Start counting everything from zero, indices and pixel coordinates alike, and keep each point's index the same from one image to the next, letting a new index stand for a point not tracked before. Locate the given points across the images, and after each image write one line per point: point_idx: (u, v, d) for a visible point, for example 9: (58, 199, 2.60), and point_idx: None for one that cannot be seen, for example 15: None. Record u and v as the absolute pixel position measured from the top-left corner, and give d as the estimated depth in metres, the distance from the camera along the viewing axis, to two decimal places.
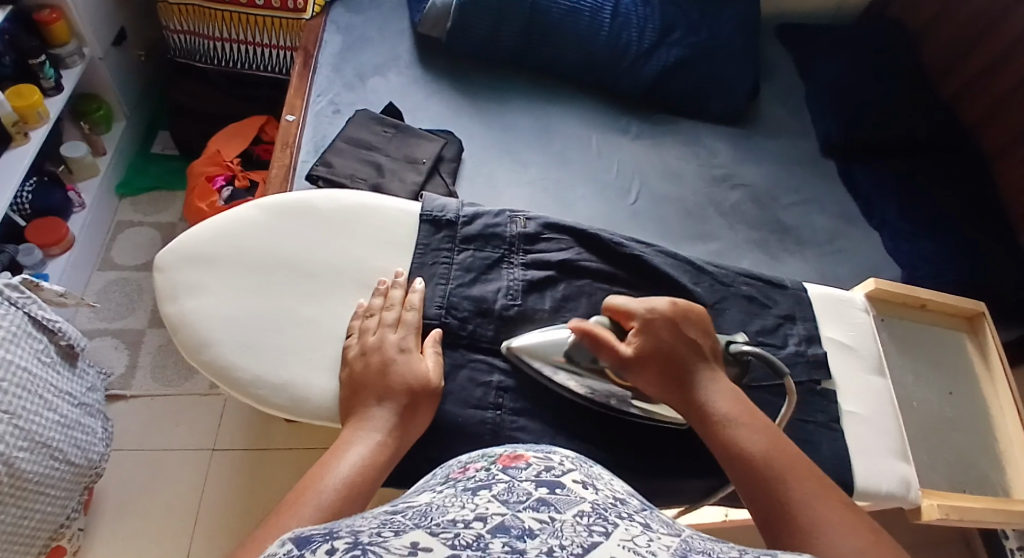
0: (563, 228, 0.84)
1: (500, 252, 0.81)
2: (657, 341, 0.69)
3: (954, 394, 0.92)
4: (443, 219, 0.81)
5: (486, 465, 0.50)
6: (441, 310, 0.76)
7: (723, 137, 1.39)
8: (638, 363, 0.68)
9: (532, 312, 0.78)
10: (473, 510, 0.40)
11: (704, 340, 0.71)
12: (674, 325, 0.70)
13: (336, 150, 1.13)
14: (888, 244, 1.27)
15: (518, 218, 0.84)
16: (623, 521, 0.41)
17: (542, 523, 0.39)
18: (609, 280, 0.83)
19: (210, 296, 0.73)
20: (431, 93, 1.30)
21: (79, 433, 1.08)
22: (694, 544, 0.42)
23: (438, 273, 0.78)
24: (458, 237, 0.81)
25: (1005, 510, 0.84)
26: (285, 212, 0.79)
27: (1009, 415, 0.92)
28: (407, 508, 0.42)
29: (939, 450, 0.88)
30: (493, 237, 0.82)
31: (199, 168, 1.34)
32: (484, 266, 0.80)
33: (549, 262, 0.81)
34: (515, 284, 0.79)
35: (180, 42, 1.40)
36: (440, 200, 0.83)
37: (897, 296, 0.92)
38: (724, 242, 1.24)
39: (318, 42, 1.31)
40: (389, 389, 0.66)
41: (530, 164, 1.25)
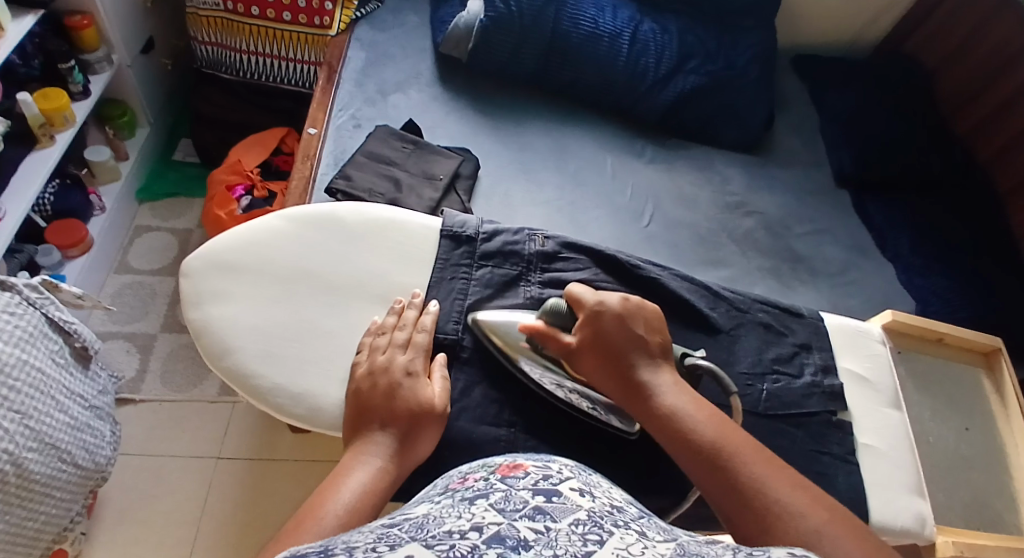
0: (581, 248, 0.85)
1: (518, 269, 0.82)
2: (603, 335, 0.69)
3: (969, 430, 0.92)
4: (463, 235, 0.82)
5: (486, 474, 0.49)
6: (458, 327, 0.76)
7: (737, 164, 1.39)
8: (587, 357, 0.69)
9: None
10: (469, 520, 0.40)
11: (654, 335, 0.70)
12: (623, 320, 0.69)
13: (357, 164, 1.14)
14: (901, 277, 1.27)
15: (537, 237, 0.84)
16: (618, 529, 0.41)
17: (537, 532, 0.39)
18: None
19: (232, 304, 0.74)
20: (450, 110, 1.32)
21: (87, 436, 1.08)
22: (690, 548, 0.42)
23: (456, 289, 0.78)
24: (478, 254, 0.81)
25: (1016, 549, 0.84)
26: (309, 224, 0.80)
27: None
28: (404, 521, 0.42)
29: (952, 486, 0.87)
30: (511, 254, 0.82)
31: (220, 176, 1.35)
32: (503, 282, 0.80)
33: (565, 281, 0.82)
34: (531, 302, 0.79)
35: (207, 53, 1.43)
36: (461, 217, 0.83)
37: (914, 329, 0.92)
38: (737, 269, 1.24)
39: (343, 58, 1.33)
40: (393, 415, 0.64)
41: (546, 184, 1.26)
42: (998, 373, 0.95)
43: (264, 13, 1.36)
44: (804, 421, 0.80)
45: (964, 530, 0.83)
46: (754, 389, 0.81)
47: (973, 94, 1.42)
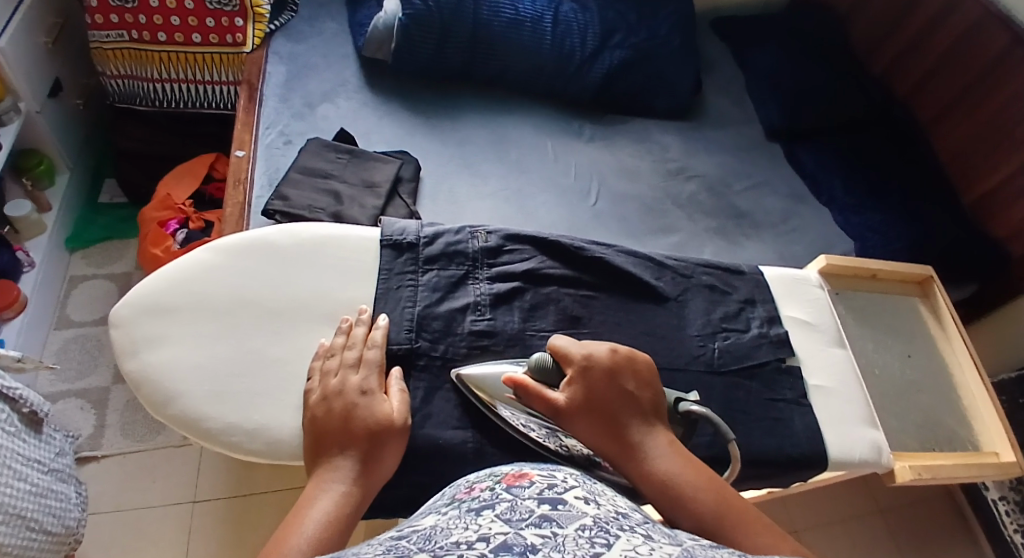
0: (525, 238, 0.81)
1: (464, 269, 0.77)
2: (597, 397, 0.66)
3: (913, 357, 0.95)
4: (403, 243, 0.77)
5: (491, 484, 0.50)
6: (410, 334, 0.72)
7: (672, 132, 1.42)
8: (576, 414, 0.65)
9: (502, 326, 0.75)
10: (476, 531, 0.41)
11: (644, 390, 0.68)
12: (613, 377, 0.67)
13: (291, 181, 1.13)
14: (839, 218, 1.31)
15: (479, 233, 0.80)
16: (625, 532, 0.42)
17: (545, 538, 0.39)
18: (576, 285, 0.80)
19: (172, 349, 0.70)
20: (382, 115, 1.30)
21: (51, 501, 1.05)
22: (697, 552, 0.42)
23: (404, 297, 0.74)
24: (421, 259, 0.77)
25: (974, 463, 0.87)
26: (239, 253, 0.75)
27: (967, 373, 0.95)
28: (412, 532, 0.43)
29: (905, 413, 0.90)
30: (456, 254, 0.78)
31: (151, 214, 1.30)
32: (450, 284, 0.76)
33: (513, 273, 0.78)
34: (482, 299, 0.76)
35: (119, 87, 1.34)
36: (400, 223, 0.79)
37: (848, 270, 0.94)
38: (685, 233, 1.28)
39: (262, 74, 1.28)
40: (352, 437, 0.63)
41: (489, 176, 1.26)
42: (932, 299, 0.98)
43: (173, 38, 1.28)
44: (756, 372, 0.81)
45: (923, 453, 0.87)
46: (707, 350, 0.80)
47: (884, 33, 1.47)
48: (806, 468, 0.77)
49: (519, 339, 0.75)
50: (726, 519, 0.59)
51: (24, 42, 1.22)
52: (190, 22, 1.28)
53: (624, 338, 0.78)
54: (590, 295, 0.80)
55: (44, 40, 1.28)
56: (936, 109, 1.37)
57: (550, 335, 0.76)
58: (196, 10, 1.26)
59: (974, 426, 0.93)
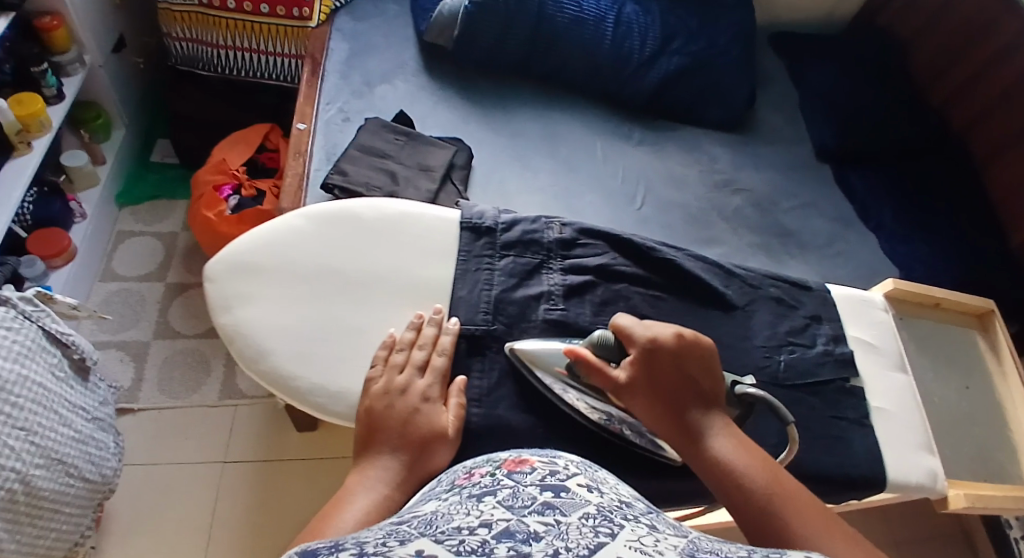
0: (599, 234, 0.81)
1: (539, 258, 0.78)
2: (660, 379, 0.67)
3: (968, 389, 0.96)
4: (482, 227, 0.78)
5: (492, 471, 0.52)
6: (488, 317, 0.73)
7: (722, 144, 1.43)
8: (636, 393, 0.66)
9: (574, 317, 0.75)
10: (478, 517, 0.42)
11: (706, 376, 0.68)
12: (677, 359, 0.67)
13: (350, 157, 1.14)
14: (885, 247, 1.32)
15: (555, 224, 0.80)
16: (628, 522, 0.43)
17: (548, 526, 0.41)
18: (646, 284, 0.80)
19: (262, 305, 0.71)
20: (437, 101, 1.31)
21: (91, 448, 1.06)
22: (701, 544, 0.43)
23: (481, 280, 0.75)
24: (498, 244, 0.77)
25: (1022, 499, 0.88)
26: (329, 221, 0.76)
27: (1020, 409, 0.95)
28: (414, 518, 0.44)
29: (956, 442, 0.91)
30: (532, 243, 0.78)
31: (204, 177, 1.30)
32: (525, 272, 0.76)
33: (586, 266, 0.78)
34: (556, 289, 0.76)
35: (182, 49, 1.35)
36: (478, 207, 0.79)
37: (912, 296, 0.95)
38: (729, 246, 1.30)
39: (325, 49, 1.30)
40: (405, 441, 0.63)
41: (539, 171, 1.28)
42: (993, 335, 0.99)
43: (241, 7, 1.29)
44: (820, 389, 0.82)
45: (971, 483, 0.88)
46: (772, 361, 0.81)
47: (942, 65, 1.48)
48: (864, 488, 0.78)
49: (590, 332, 0.75)
50: (775, 503, 0.58)
51: None
52: None
53: None
54: (659, 295, 0.80)
55: None
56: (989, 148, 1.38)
57: None
58: None
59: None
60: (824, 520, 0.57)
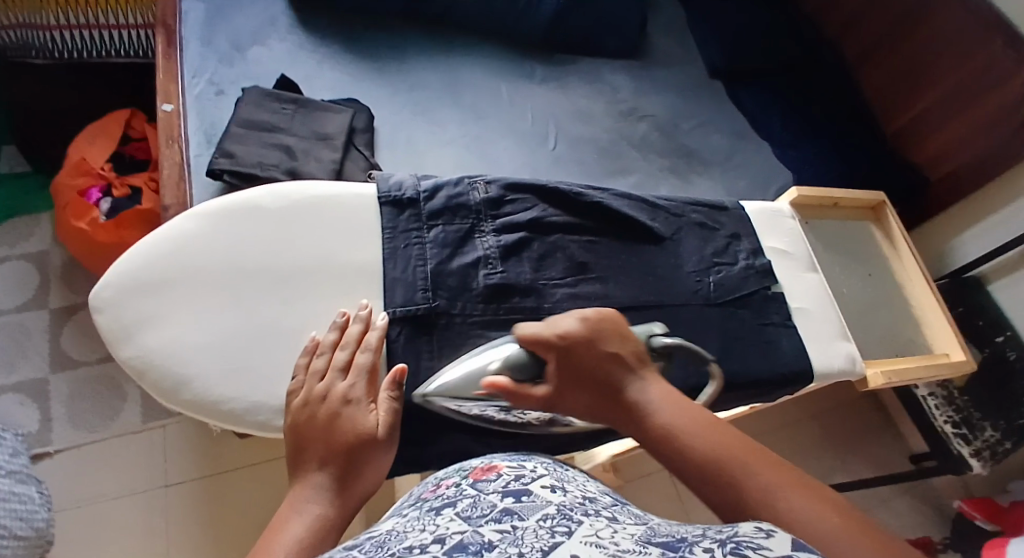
0: (525, 187, 0.78)
1: (469, 222, 0.74)
2: (588, 368, 0.64)
3: (870, 277, 0.97)
4: (404, 199, 0.73)
5: (457, 480, 0.56)
6: (428, 294, 0.70)
7: (619, 70, 1.42)
8: (567, 393, 0.64)
9: (515, 278, 0.73)
10: (434, 532, 0.45)
11: (626, 349, 0.66)
12: (591, 343, 0.65)
13: (236, 136, 1.05)
14: (777, 153, 1.39)
15: (478, 184, 0.76)
16: (589, 516, 0.47)
17: (502, 533, 0.44)
18: (579, 231, 0.78)
19: (170, 329, 0.66)
20: (322, 59, 1.22)
21: (13, 504, 0.94)
22: (660, 528, 0.47)
23: (413, 255, 0.71)
24: (424, 215, 0.73)
25: (932, 365, 0.91)
26: (225, 221, 0.70)
27: (920, 286, 0.97)
28: (370, 539, 0.47)
29: (869, 326, 0.93)
30: (459, 208, 0.74)
31: (66, 181, 1.18)
32: (457, 240, 0.73)
33: (518, 224, 0.75)
34: (492, 253, 0.73)
35: (10, 37, 1.17)
36: (395, 177, 0.74)
37: (813, 198, 0.94)
38: (641, 173, 1.32)
39: (177, 14, 1.17)
40: (331, 450, 0.58)
41: (447, 121, 1.23)
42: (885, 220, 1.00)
43: None
44: (748, 301, 0.84)
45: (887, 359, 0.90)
46: (703, 284, 0.82)
47: None
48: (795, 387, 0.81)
49: (533, 290, 0.73)
50: (738, 465, 0.55)
51: None
52: None
53: (631, 279, 0.78)
54: (594, 240, 0.79)
55: None
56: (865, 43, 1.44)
57: (562, 284, 0.75)
58: None
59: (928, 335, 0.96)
60: (783, 470, 0.55)
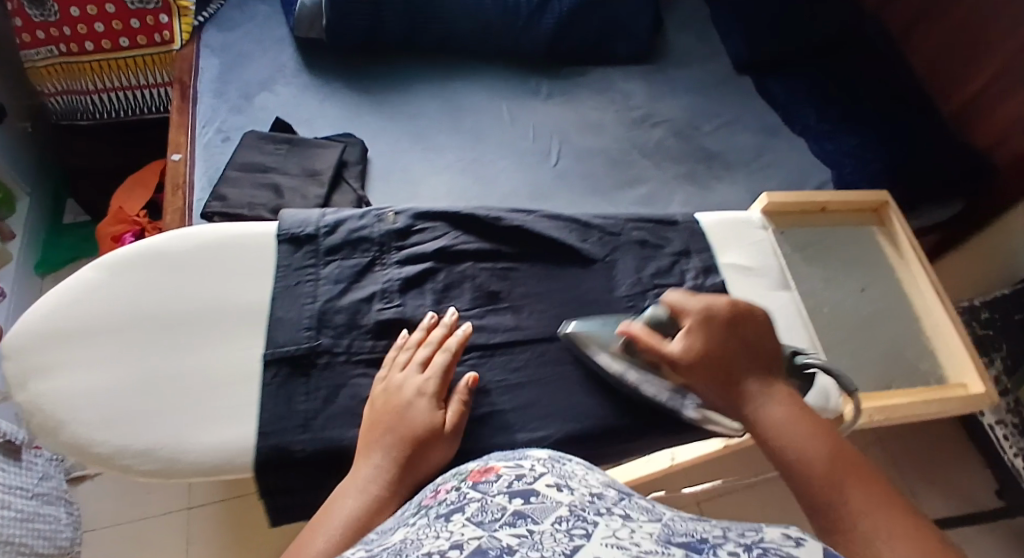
0: (436, 215, 0.75)
1: (370, 255, 0.71)
2: (719, 349, 0.64)
3: (867, 291, 0.84)
4: (302, 235, 0.71)
5: (457, 484, 0.47)
6: (311, 332, 0.66)
7: (633, 77, 1.34)
8: (691, 365, 0.63)
9: (413, 312, 0.69)
10: (447, 538, 0.36)
11: (764, 344, 0.66)
12: (732, 328, 0.66)
13: (230, 179, 1.08)
14: (814, 147, 1.25)
15: (386, 215, 0.74)
16: (603, 517, 0.38)
17: (521, 537, 0.35)
18: (494, 258, 0.74)
19: (68, 374, 0.63)
20: (325, 98, 1.23)
21: (41, 524, 1.05)
22: (676, 527, 0.39)
23: (304, 292, 0.68)
24: (322, 251, 0.71)
25: (935, 399, 0.76)
26: (135, 265, 0.68)
27: (930, 300, 0.83)
28: (379, 550, 0.38)
29: (859, 351, 0.79)
30: (360, 241, 0.72)
31: (106, 229, 1.27)
32: (355, 273, 0.70)
33: (424, 253, 0.72)
34: (391, 285, 0.69)
35: (59, 103, 1.29)
36: (299, 214, 0.72)
37: (792, 204, 0.85)
38: (654, 183, 1.21)
39: (193, 71, 1.23)
40: (400, 439, 0.58)
41: (444, 149, 1.19)
42: (889, 225, 0.88)
43: (100, 46, 1.24)
44: None
45: (876, 392, 0.76)
46: (635, 311, 0.74)
47: None
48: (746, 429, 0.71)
49: (432, 323, 0.69)
50: (827, 471, 0.56)
51: None
52: (115, 28, 1.23)
53: (547, 307, 0.72)
54: (510, 267, 0.74)
55: None
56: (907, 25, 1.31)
57: (467, 315, 0.70)
58: (118, 13, 1.22)
59: (938, 359, 0.82)
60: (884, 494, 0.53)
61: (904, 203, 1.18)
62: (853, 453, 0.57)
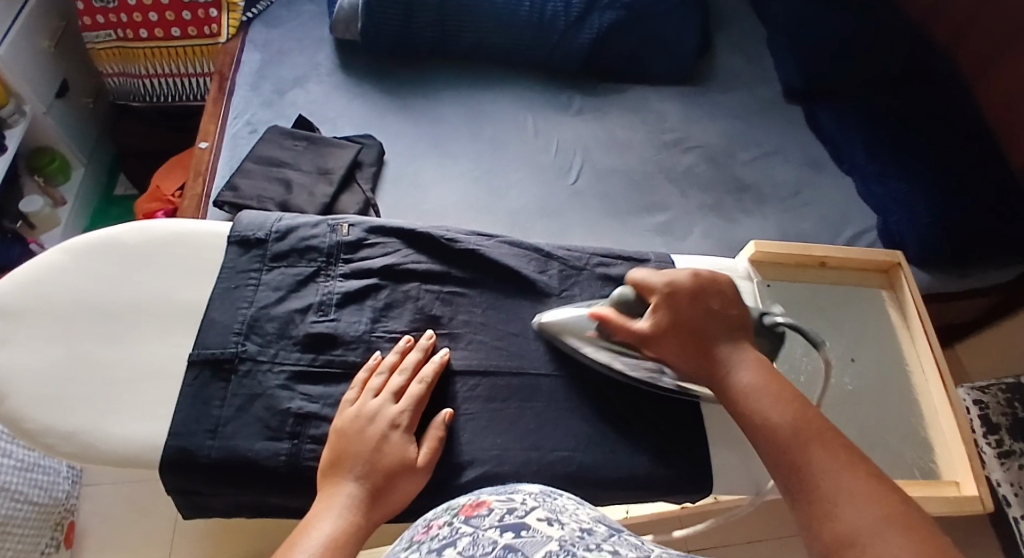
0: (390, 231, 0.76)
1: (315, 266, 0.73)
2: (683, 320, 0.64)
3: (858, 362, 0.84)
4: (252, 239, 0.74)
5: (449, 518, 0.44)
6: (240, 336, 0.68)
7: (670, 99, 1.29)
8: (662, 341, 0.64)
9: (345, 327, 0.70)
10: None
11: (731, 310, 0.66)
12: (698, 299, 0.65)
13: (245, 171, 1.07)
14: (861, 189, 1.17)
15: (340, 226, 0.76)
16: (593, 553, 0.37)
17: None
18: (441, 281, 0.74)
19: (11, 348, 0.66)
20: (353, 97, 1.23)
21: (38, 474, 1.08)
22: None
23: (243, 296, 0.70)
24: (269, 257, 0.73)
25: (915, 493, 0.75)
26: (93, 253, 0.72)
27: (930, 378, 0.83)
28: None
29: (841, 425, 0.79)
30: (308, 250, 0.74)
31: (142, 206, 1.34)
32: (296, 282, 0.72)
33: (369, 269, 0.73)
34: (329, 298, 0.71)
35: (116, 84, 1.39)
36: (255, 218, 0.75)
37: (787, 256, 0.86)
38: (677, 211, 1.15)
39: (235, 64, 1.26)
40: (371, 468, 0.59)
41: (459, 155, 1.17)
42: (899, 293, 0.88)
43: (154, 34, 1.32)
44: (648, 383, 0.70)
45: None
46: (583, 352, 0.72)
47: None
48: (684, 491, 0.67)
49: (362, 341, 0.69)
50: (796, 438, 0.55)
51: (20, 44, 1.27)
52: (167, 18, 1.31)
53: (487, 337, 0.71)
54: (455, 291, 0.74)
55: (46, 44, 1.34)
56: (978, 67, 1.20)
57: (401, 336, 0.70)
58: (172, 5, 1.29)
59: (929, 450, 0.81)
60: (851, 456, 0.53)
61: (955, 257, 1.07)
62: (817, 413, 0.57)
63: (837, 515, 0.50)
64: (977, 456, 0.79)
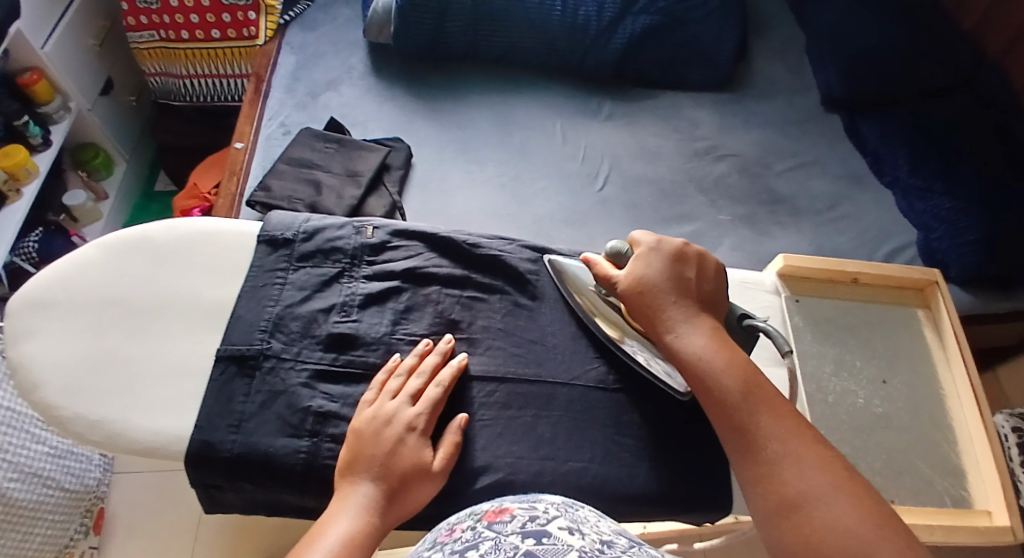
0: (413, 235, 0.77)
1: (340, 266, 0.74)
2: (652, 284, 0.66)
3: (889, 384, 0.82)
4: (280, 239, 0.75)
5: (472, 522, 0.45)
6: (265, 333, 0.69)
7: (704, 108, 1.27)
8: (634, 296, 0.66)
9: (366, 328, 0.70)
10: None
11: (705, 282, 0.67)
12: (674, 266, 0.66)
13: (277, 172, 1.08)
14: (901, 204, 1.14)
15: (365, 229, 0.77)
16: None
17: None
18: (463, 286, 0.74)
19: (54, 339, 0.68)
20: (384, 101, 1.24)
21: (70, 462, 1.11)
22: None
23: (269, 294, 0.71)
24: (295, 256, 0.74)
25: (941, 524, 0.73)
26: (134, 249, 0.74)
27: (965, 403, 0.80)
28: None
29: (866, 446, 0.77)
30: (333, 251, 0.75)
31: (180, 202, 1.37)
32: (320, 282, 0.73)
33: (392, 271, 0.74)
34: (352, 299, 0.72)
35: (157, 84, 1.43)
36: (281, 218, 0.76)
37: (816, 270, 0.85)
38: (705, 221, 1.13)
39: (271, 66, 1.29)
40: (387, 471, 0.59)
41: (487, 161, 1.17)
42: (935, 314, 0.86)
43: (194, 35, 1.35)
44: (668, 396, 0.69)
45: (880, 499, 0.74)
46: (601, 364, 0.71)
47: None
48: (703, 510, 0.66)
49: (383, 344, 0.70)
50: (744, 407, 0.58)
51: (67, 43, 1.31)
52: (208, 20, 1.34)
53: (506, 345, 0.71)
54: (476, 297, 0.74)
55: (92, 43, 1.39)
56: None
57: (420, 339, 0.70)
58: (212, 7, 1.32)
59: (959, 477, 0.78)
60: (797, 422, 0.57)
61: (996, 276, 1.04)
62: (764, 383, 0.59)
63: (783, 481, 0.53)
64: (1010, 484, 0.76)
